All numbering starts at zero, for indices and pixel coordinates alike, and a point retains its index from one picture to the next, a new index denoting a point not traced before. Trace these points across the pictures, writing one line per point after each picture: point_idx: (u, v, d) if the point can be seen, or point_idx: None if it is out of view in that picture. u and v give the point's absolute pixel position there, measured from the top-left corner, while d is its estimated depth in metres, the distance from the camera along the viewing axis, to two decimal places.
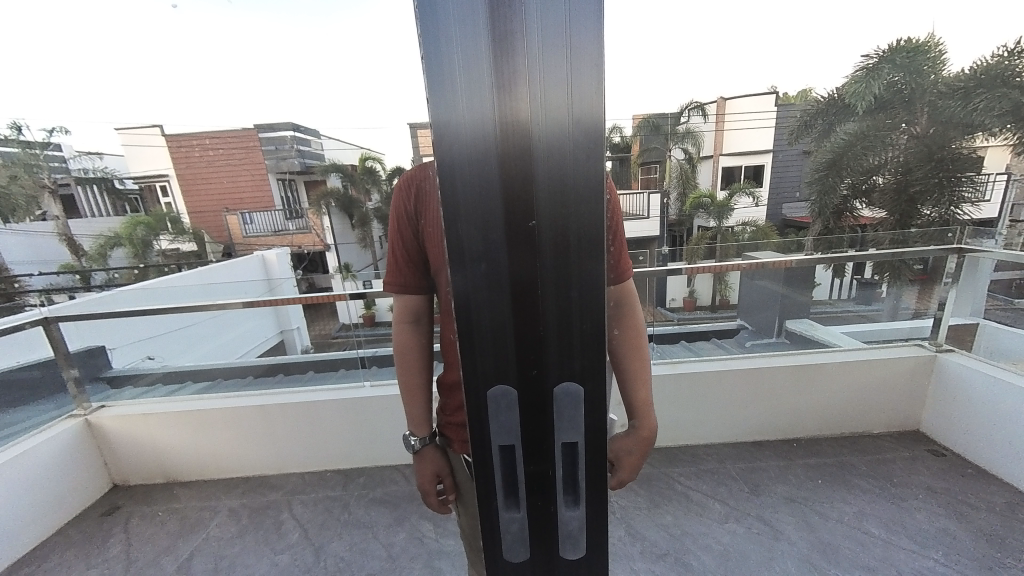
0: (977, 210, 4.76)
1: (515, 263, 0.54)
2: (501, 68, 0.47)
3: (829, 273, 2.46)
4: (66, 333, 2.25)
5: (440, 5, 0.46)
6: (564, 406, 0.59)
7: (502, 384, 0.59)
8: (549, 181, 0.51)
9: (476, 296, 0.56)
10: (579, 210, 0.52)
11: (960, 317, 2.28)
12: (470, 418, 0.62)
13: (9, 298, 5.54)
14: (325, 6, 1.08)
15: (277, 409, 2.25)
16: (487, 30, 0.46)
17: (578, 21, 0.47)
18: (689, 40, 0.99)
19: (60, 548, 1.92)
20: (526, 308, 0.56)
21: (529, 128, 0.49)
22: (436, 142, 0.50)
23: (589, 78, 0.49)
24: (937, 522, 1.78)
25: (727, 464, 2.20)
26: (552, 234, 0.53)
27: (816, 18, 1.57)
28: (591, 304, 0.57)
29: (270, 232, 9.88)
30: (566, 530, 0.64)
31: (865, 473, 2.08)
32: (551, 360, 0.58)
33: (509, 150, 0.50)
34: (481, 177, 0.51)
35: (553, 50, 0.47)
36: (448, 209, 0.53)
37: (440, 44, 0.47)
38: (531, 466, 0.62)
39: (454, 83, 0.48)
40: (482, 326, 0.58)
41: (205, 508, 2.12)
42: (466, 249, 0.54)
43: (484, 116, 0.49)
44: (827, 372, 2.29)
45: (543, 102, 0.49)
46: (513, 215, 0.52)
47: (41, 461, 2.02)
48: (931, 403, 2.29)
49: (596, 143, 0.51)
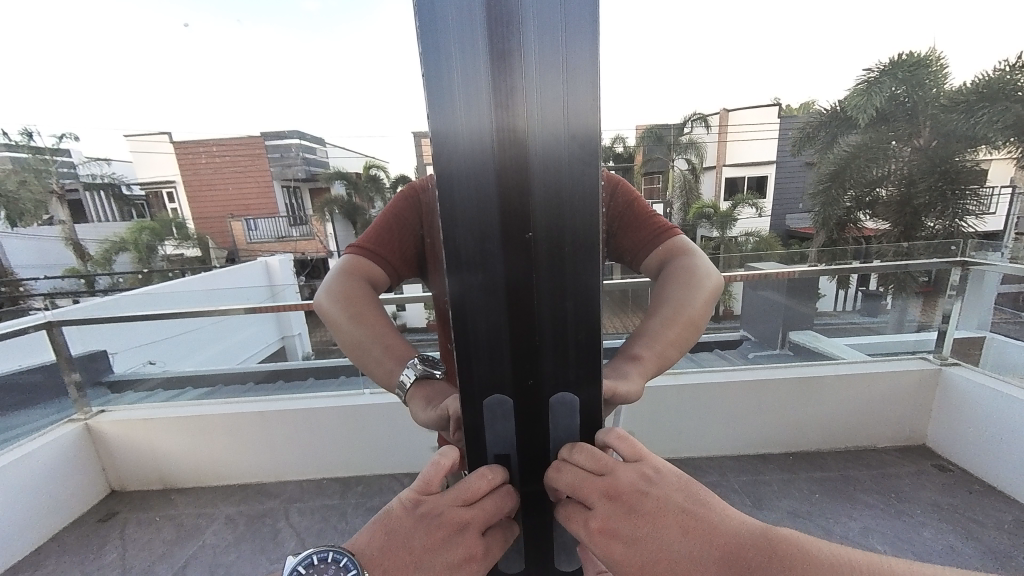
0: (981, 223, 4.89)
1: (512, 272, 0.54)
2: (497, 82, 0.48)
3: (834, 283, 2.45)
4: (69, 337, 2.20)
5: (443, 19, 0.47)
6: (560, 414, 0.60)
7: (498, 392, 0.59)
8: (544, 194, 0.51)
9: (472, 302, 0.56)
10: (574, 221, 0.53)
11: (966, 330, 2.26)
12: (465, 427, 0.62)
13: (13, 302, 5.56)
14: (329, 20, 1.09)
15: (276, 416, 2.24)
16: (486, 42, 0.47)
17: (573, 34, 0.47)
18: (690, 53, 1.00)
19: (54, 555, 1.90)
20: (523, 316, 0.56)
21: (526, 140, 0.50)
22: (436, 152, 0.51)
23: (586, 95, 0.49)
24: (944, 539, 1.74)
25: (730, 477, 2.17)
26: (546, 245, 0.54)
27: (820, 36, 1.58)
28: (585, 312, 0.58)
29: (273, 238, 9.30)
30: (562, 541, 0.64)
31: (870, 488, 2.04)
32: (546, 368, 0.58)
33: (507, 161, 0.50)
34: (479, 187, 0.51)
35: (550, 67, 0.48)
36: (446, 219, 0.53)
37: (441, 58, 0.47)
38: (527, 475, 0.61)
39: (455, 96, 0.48)
40: (477, 332, 0.57)
41: (202, 515, 2.10)
42: (464, 256, 0.54)
43: (482, 126, 0.49)
44: (831, 385, 2.27)
45: (541, 114, 0.49)
46: (512, 227, 0.52)
47: (39, 467, 2.01)
48: (937, 417, 2.26)
49: (591, 155, 0.52)
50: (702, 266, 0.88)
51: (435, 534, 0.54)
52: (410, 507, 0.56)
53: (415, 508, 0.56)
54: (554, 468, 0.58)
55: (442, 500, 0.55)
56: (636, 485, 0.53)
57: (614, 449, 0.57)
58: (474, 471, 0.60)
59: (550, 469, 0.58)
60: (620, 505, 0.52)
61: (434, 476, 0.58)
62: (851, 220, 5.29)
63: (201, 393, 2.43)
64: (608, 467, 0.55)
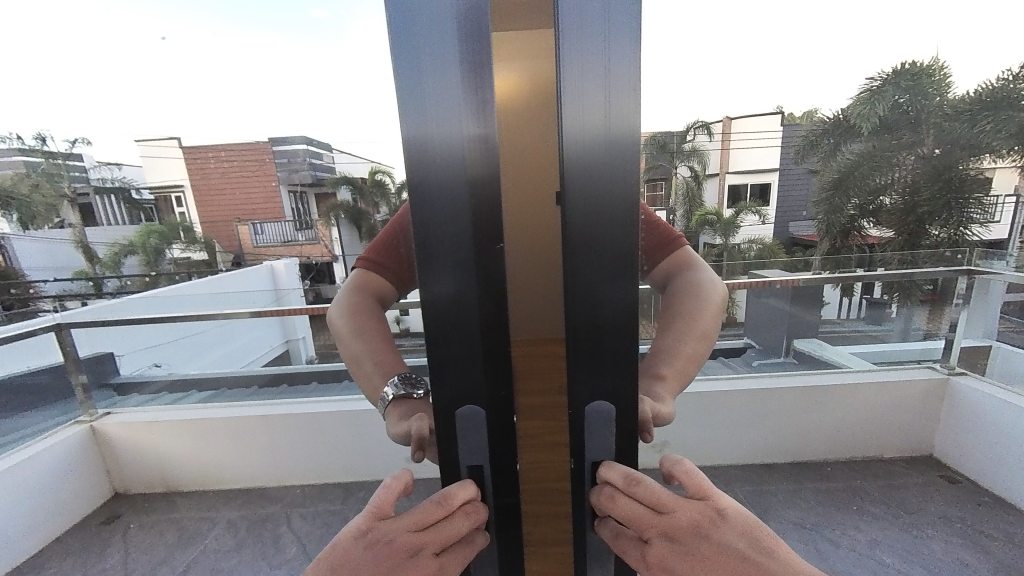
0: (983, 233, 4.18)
1: (484, 270, 0.60)
2: (465, 97, 0.54)
3: (839, 291, 2.40)
4: (77, 339, 2.23)
5: (417, 38, 0.53)
6: (596, 422, 0.66)
7: (472, 404, 0.65)
8: (575, 192, 0.57)
9: (447, 302, 0.62)
10: (599, 227, 0.59)
11: (972, 339, 2.25)
12: (440, 438, 0.68)
13: (19, 304, 5.54)
14: (339, 30, 1.12)
15: (279, 420, 2.25)
16: (463, 60, 0.54)
17: (614, 47, 0.53)
18: (694, 65, 1.02)
19: (58, 557, 1.92)
20: (495, 310, 0.62)
21: (566, 146, 0.56)
22: (412, 158, 0.56)
23: (624, 99, 0.55)
24: (954, 552, 1.71)
25: (734, 486, 2.15)
26: (582, 242, 0.59)
27: (825, 43, 1.58)
28: (618, 302, 0.63)
29: (272, 240, 6.76)
30: (592, 552, 0.70)
31: (877, 500, 2.01)
32: (576, 365, 0.65)
33: (478, 169, 0.56)
34: (453, 191, 0.57)
35: (592, 74, 0.54)
36: (418, 218, 0.58)
37: (416, 73, 0.53)
38: (497, 484, 0.67)
39: (429, 109, 0.54)
40: (454, 329, 0.63)
41: (204, 519, 2.11)
42: (436, 255, 0.60)
43: (456, 136, 0.55)
44: (837, 394, 2.24)
45: (584, 115, 0.54)
46: (480, 230, 0.59)
47: (45, 468, 2.03)
48: (945, 427, 2.23)
49: (620, 156, 0.57)
50: (705, 280, 0.96)
51: (387, 560, 0.57)
52: (360, 535, 0.59)
53: (365, 536, 0.58)
54: (607, 498, 0.64)
55: (395, 525, 0.59)
56: (697, 527, 0.56)
57: (678, 486, 0.61)
58: (428, 498, 0.64)
59: (604, 497, 0.64)
60: (675, 543, 0.57)
61: (388, 501, 0.62)
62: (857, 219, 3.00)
63: (206, 396, 2.45)
64: (665, 504, 0.59)
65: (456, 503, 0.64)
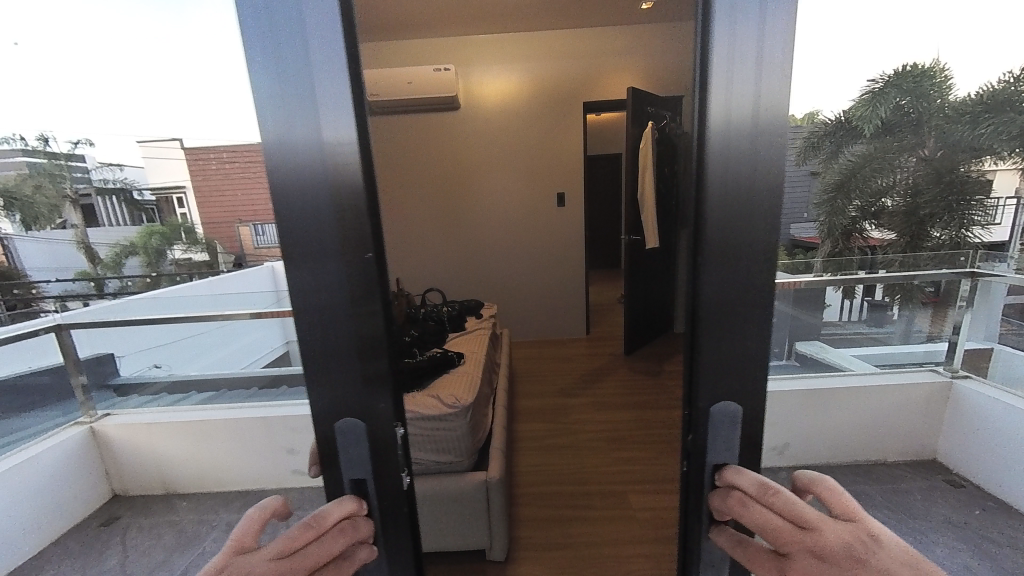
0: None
1: (351, 280, 0.60)
2: (336, 126, 0.56)
3: (841, 293, 2.24)
4: (77, 341, 2.37)
5: (271, 48, 0.54)
6: (722, 424, 0.65)
7: (350, 418, 0.64)
8: (719, 188, 0.58)
9: (316, 316, 0.61)
10: (736, 223, 0.59)
11: (975, 342, 2.31)
12: (322, 450, 0.65)
13: None
14: None
15: (277, 422, 2.23)
16: (347, 94, 0.56)
17: (768, 32, 0.55)
18: None
19: (58, 559, 1.95)
20: (362, 320, 0.62)
21: (709, 133, 0.57)
22: (268, 163, 0.56)
23: (774, 81, 0.56)
24: (957, 558, 1.71)
25: None
26: (719, 237, 0.60)
27: None
28: (749, 296, 0.62)
29: None
30: (708, 558, 0.67)
31: (879, 504, 2.00)
32: (706, 356, 0.63)
33: (341, 183, 0.57)
34: (317, 202, 0.58)
35: (746, 56, 0.55)
36: (283, 226, 0.58)
37: (273, 81, 0.54)
38: (383, 498, 0.65)
39: (289, 117, 0.55)
40: (324, 352, 0.62)
41: (203, 522, 2.11)
42: (303, 262, 0.59)
43: (318, 147, 0.56)
44: (838, 399, 2.26)
45: (734, 99, 0.56)
46: (350, 241, 0.59)
47: (44, 469, 2.08)
48: (947, 431, 2.25)
49: (772, 144, 0.58)
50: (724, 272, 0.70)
51: None
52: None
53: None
54: (738, 502, 0.60)
55: (258, 554, 0.52)
56: (850, 549, 0.50)
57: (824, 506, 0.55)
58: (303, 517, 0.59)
59: (734, 501, 0.61)
60: (825, 563, 0.51)
61: (251, 531, 0.54)
62: (856, 229, 2.06)
63: (205, 398, 2.43)
64: (812, 521, 0.53)
65: (328, 524, 0.59)
